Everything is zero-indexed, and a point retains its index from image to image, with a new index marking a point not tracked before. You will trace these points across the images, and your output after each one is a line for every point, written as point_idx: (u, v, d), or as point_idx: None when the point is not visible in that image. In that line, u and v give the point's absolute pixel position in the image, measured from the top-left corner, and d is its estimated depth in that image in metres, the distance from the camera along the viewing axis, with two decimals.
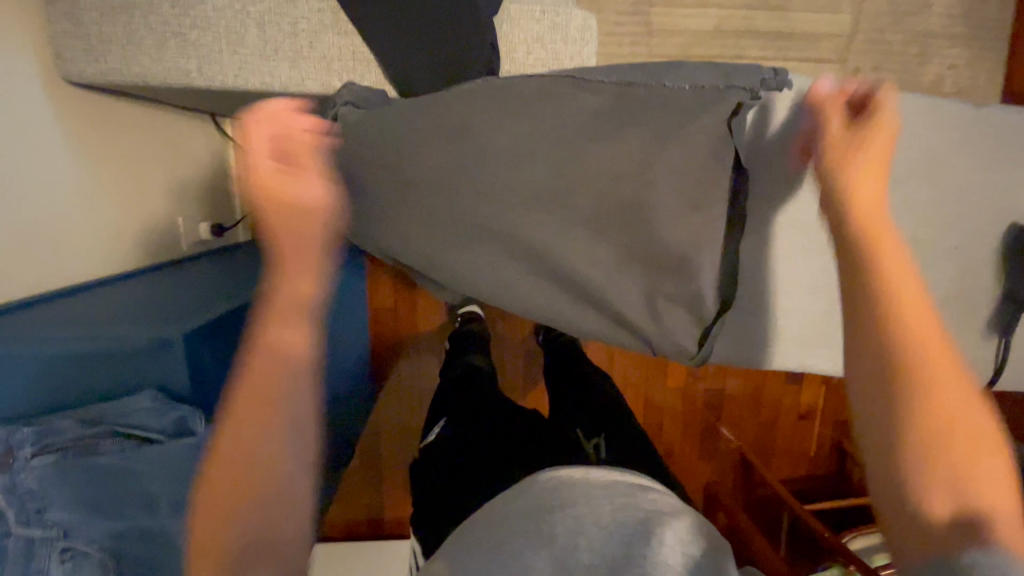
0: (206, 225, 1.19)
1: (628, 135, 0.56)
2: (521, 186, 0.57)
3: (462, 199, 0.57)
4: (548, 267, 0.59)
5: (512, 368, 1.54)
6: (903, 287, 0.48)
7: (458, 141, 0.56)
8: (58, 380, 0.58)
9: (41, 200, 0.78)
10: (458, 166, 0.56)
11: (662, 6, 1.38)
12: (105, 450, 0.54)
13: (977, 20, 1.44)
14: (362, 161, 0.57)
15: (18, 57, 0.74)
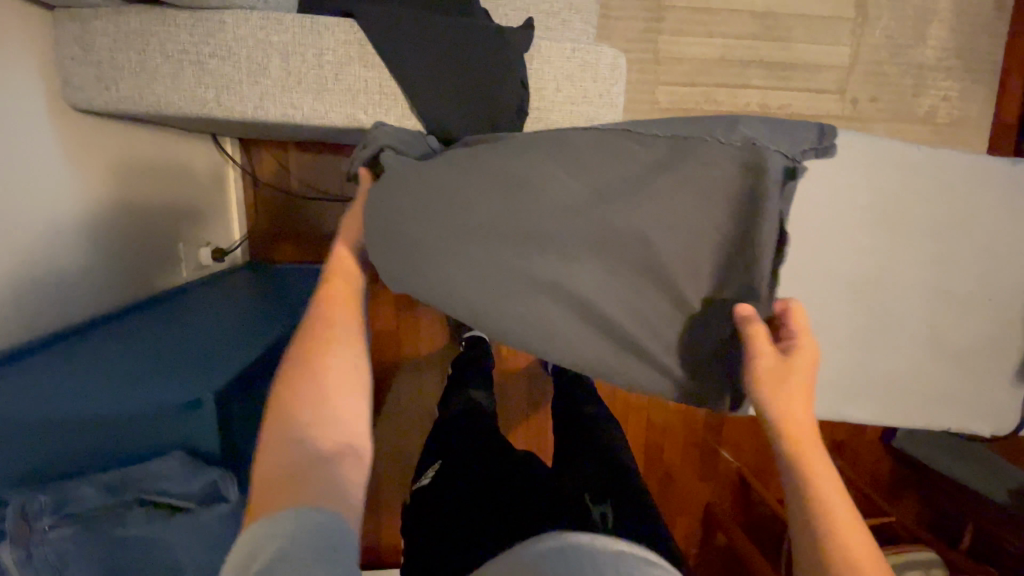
0: (206, 249, 1.14)
1: (681, 189, 0.55)
2: (573, 237, 0.55)
3: (515, 248, 0.55)
4: (597, 317, 0.57)
5: (513, 393, 1.51)
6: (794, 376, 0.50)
7: (512, 191, 0.55)
8: (78, 442, 0.54)
9: (46, 233, 0.74)
10: (512, 216, 0.55)
11: (669, 35, 1.39)
12: (130, 522, 0.50)
13: (969, 53, 1.49)
14: (411, 205, 0.54)
15: (25, 80, 0.70)
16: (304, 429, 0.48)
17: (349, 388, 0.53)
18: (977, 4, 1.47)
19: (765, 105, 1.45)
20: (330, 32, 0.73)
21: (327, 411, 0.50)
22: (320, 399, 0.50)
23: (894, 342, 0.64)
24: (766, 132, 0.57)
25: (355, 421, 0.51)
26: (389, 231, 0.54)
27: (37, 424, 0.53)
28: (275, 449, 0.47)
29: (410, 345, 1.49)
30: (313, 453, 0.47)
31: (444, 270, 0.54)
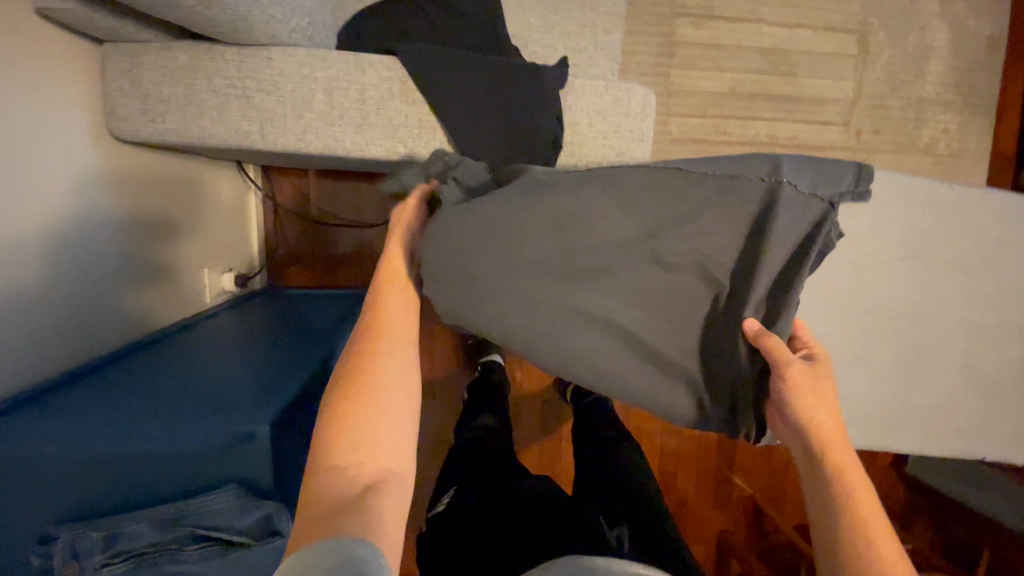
0: (229, 276, 1.14)
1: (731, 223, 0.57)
2: (622, 269, 0.57)
3: (562, 281, 0.56)
4: (647, 347, 0.58)
5: (528, 419, 1.50)
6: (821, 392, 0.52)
7: (561, 227, 0.56)
8: (126, 475, 0.54)
9: (85, 261, 0.74)
10: (562, 249, 0.56)
11: (680, 69, 1.44)
12: (184, 558, 0.50)
13: (967, 88, 1.55)
14: (468, 244, 0.54)
15: (73, 112, 0.71)
16: (344, 460, 0.47)
17: (391, 414, 0.51)
18: (972, 42, 1.54)
19: (773, 136, 1.49)
20: (373, 69, 0.76)
21: (368, 438, 0.49)
22: (363, 429, 0.49)
23: (928, 372, 0.66)
24: (812, 173, 0.59)
25: (395, 450, 0.50)
26: (443, 264, 0.54)
27: (84, 457, 0.53)
28: (315, 482, 0.46)
29: (425, 370, 1.48)
30: (350, 485, 0.45)
31: (501, 307, 0.55)
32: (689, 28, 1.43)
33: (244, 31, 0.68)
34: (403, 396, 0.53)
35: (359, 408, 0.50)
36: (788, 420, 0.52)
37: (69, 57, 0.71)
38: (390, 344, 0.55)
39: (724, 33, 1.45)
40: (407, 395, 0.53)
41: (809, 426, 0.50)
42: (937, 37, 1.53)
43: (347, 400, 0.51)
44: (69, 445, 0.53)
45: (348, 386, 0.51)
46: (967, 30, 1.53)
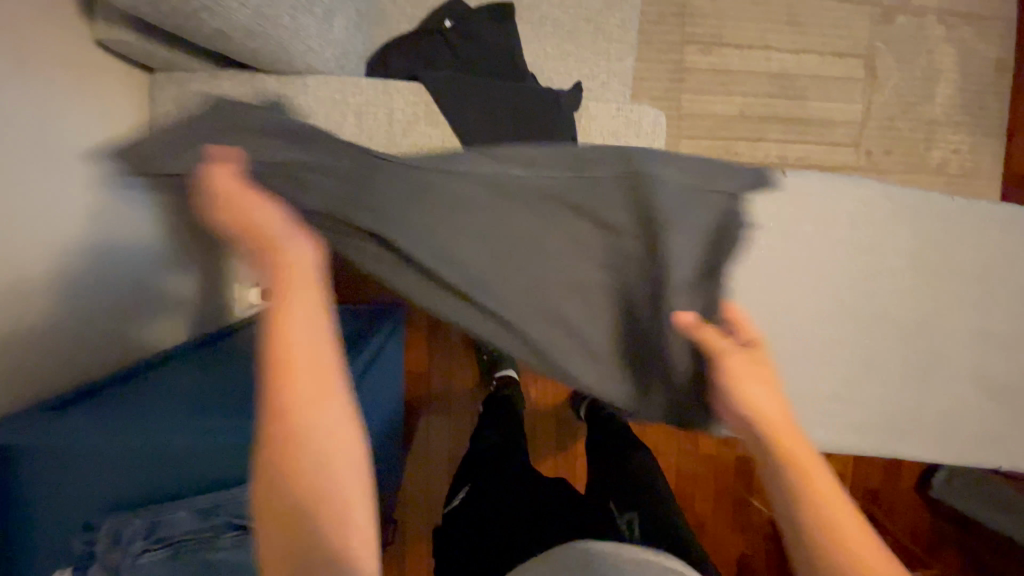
0: (258, 290, 1.19)
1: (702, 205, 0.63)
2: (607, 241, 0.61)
3: (527, 279, 0.62)
4: None
5: (543, 433, 1.51)
6: (761, 383, 0.55)
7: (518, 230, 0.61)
8: (166, 467, 0.57)
9: (127, 272, 0.79)
10: (518, 254, 0.61)
11: (690, 93, 1.49)
12: (221, 545, 0.55)
13: (977, 110, 1.57)
14: (465, 229, 0.60)
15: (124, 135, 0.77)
16: (293, 524, 0.45)
17: (330, 454, 0.46)
18: (980, 65, 1.57)
19: (783, 156, 1.52)
20: (400, 95, 0.81)
21: (314, 485, 0.46)
22: (303, 489, 0.46)
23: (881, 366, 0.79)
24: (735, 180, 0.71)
25: (349, 479, 0.47)
26: (447, 248, 0.59)
27: (124, 451, 0.55)
28: (276, 548, 0.46)
29: (441, 385, 1.50)
30: (310, 538, 0.45)
31: (506, 282, 0.61)
32: (699, 55, 1.48)
33: (284, 61, 0.74)
34: (339, 426, 0.47)
35: (289, 457, 0.46)
36: (733, 411, 0.56)
37: (122, 85, 0.77)
38: (293, 385, 0.46)
39: (733, 59, 1.50)
40: (343, 425, 0.47)
41: (758, 420, 0.54)
42: (945, 60, 1.56)
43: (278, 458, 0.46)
44: (111, 440, 0.55)
45: (274, 446, 0.46)
46: (975, 53, 1.56)
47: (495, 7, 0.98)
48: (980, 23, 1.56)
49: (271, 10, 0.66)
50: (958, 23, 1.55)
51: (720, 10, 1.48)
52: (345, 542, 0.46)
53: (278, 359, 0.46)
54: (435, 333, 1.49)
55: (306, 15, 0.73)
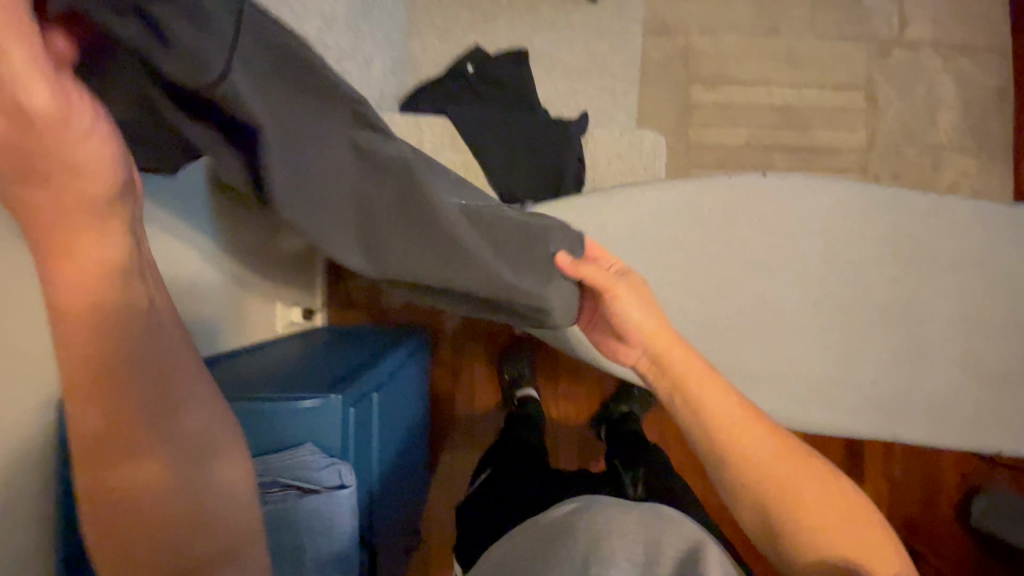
0: (297, 310, 1.31)
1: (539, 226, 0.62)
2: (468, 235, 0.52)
3: (387, 226, 0.46)
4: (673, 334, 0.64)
5: (565, 443, 1.55)
6: (647, 309, 0.66)
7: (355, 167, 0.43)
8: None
9: (191, 282, 0.90)
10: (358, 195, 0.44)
11: (697, 128, 1.59)
12: (267, 499, 0.59)
13: (982, 134, 1.62)
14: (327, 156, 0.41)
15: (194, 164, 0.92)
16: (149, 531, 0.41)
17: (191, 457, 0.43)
18: (981, 93, 1.63)
19: None
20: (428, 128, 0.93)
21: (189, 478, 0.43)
22: (155, 490, 0.41)
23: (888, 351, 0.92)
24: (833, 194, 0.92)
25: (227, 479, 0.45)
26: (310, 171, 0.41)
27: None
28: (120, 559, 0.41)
29: (465, 406, 1.56)
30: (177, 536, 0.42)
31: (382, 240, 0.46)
32: (703, 93, 1.59)
33: None
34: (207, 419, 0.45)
35: (109, 465, 0.40)
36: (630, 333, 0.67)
37: None
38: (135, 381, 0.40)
39: (737, 94, 1.60)
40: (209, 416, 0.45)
41: (645, 333, 0.66)
42: (945, 90, 1.63)
43: (114, 468, 0.40)
44: None
45: (108, 456, 0.40)
46: (974, 82, 1.63)
47: (511, 54, 1.11)
48: (977, 54, 1.63)
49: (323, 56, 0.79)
50: (955, 56, 1.63)
51: (721, 53, 1.59)
52: (234, 523, 0.45)
53: (81, 376, 0.38)
54: (460, 353, 1.57)
55: (350, 62, 0.86)
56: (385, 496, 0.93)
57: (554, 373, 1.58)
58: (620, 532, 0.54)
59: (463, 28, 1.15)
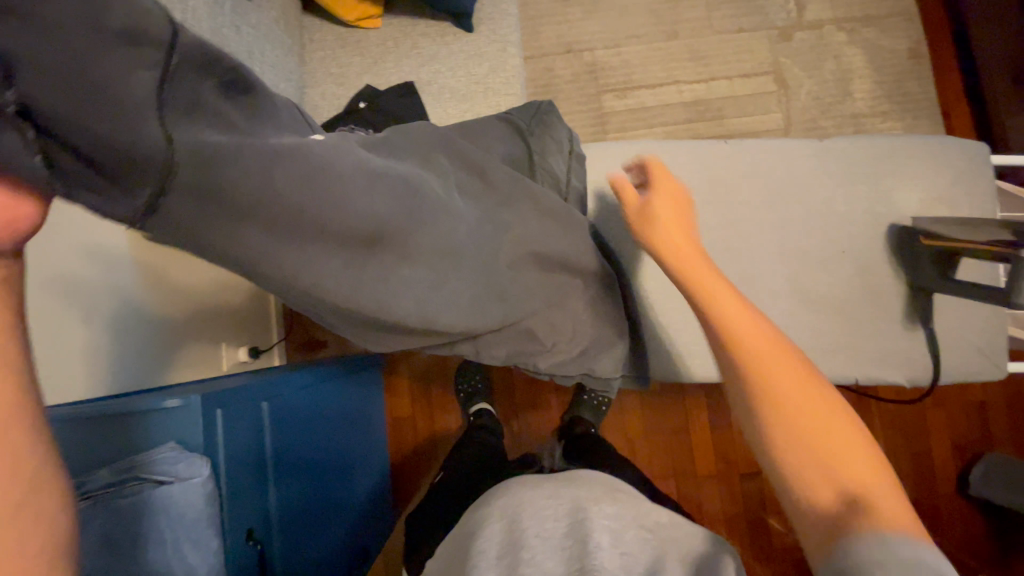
0: (246, 348, 1.36)
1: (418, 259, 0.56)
2: (334, 288, 0.50)
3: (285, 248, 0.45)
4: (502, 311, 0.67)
5: (527, 435, 1.57)
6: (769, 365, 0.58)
7: (267, 143, 0.41)
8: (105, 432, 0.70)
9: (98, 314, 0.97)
10: (291, 144, 0.43)
11: (614, 133, 1.60)
12: (127, 493, 0.64)
13: (900, 90, 1.58)
14: (218, 212, 0.40)
15: None
16: None
17: None
18: (891, 54, 1.60)
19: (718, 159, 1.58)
20: None
21: None
22: None
23: (883, 315, 0.77)
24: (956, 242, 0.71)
25: None
26: (228, 241, 0.42)
27: (75, 420, 0.70)
28: None
29: (425, 426, 1.57)
30: None
31: (304, 249, 0.46)
32: (615, 100, 1.61)
33: None
34: None
35: None
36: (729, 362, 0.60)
37: None
38: None
39: (647, 97, 1.60)
40: None
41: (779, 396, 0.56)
42: (854, 60, 1.60)
43: None
44: (60, 424, 0.70)
45: None
46: (882, 49, 1.60)
47: (400, 87, 1.20)
48: (882, 24, 1.61)
49: None
50: (857, 28, 1.61)
51: (626, 62, 1.62)
52: None
53: None
54: (417, 378, 1.59)
55: None
56: (303, 501, 0.96)
57: (510, 389, 1.59)
58: (537, 514, 0.65)
59: (357, 71, 1.25)
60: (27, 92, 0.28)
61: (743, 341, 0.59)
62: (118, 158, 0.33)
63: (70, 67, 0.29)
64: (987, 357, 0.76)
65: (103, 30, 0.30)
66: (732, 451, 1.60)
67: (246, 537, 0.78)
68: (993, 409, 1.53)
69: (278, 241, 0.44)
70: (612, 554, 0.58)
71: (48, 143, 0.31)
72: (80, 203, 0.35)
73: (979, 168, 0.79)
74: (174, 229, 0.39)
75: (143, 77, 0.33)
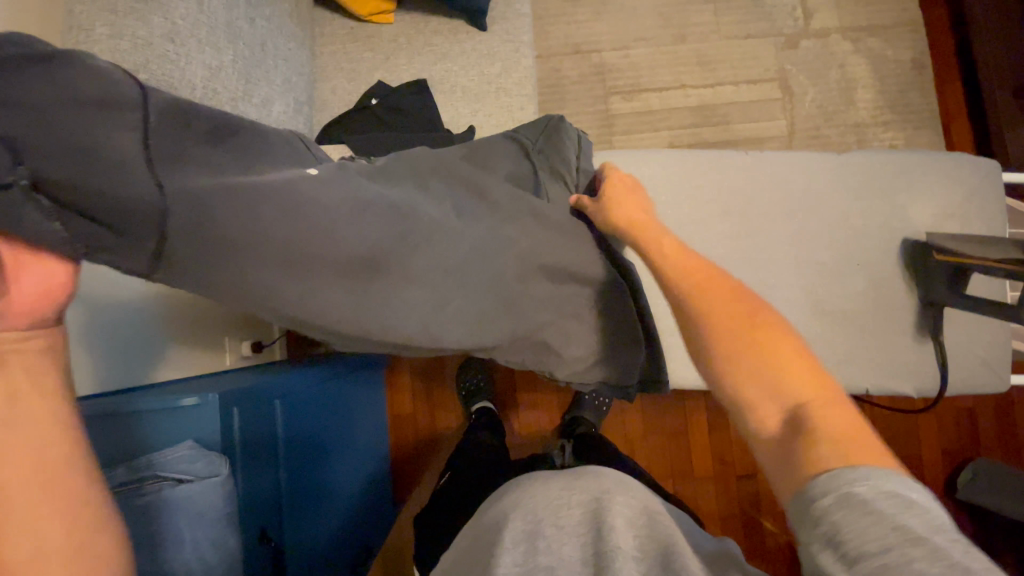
0: (248, 342, 1.34)
1: (426, 280, 0.57)
2: (343, 311, 0.51)
3: (284, 280, 0.47)
4: (520, 324, 0.68)
5: (528, 433, 1.58)
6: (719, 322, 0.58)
7: (254, 182, 0.44)
8: (112, 427, 0.69)
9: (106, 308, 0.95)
10: (277, 182, 0.45)
11: (621, 136, 1.60)
12: (145, 491, 0.64)
13: (902, 101, 1.61)
14: (223, 248, 0.43)
15: None
16: None
17: None
18: (894, 65, 1.62)
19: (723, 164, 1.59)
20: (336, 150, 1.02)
21: None
22: None
23: (894, 325, 0.79)
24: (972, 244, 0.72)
25: None
26: (237, 278, 0.45)
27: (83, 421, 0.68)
28: None
29: (426, 422, 1.57)
30: None
31: (305, 277, 0.48)
32: (622, 103, 1.61)
33: None
34: None
35: None
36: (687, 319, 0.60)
37: None
38: None
39: (654, 100, 1.61)
40: None
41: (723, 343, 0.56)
42: (858, 70, 1.62)
43: None
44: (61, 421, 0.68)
45: None
46: (886, 59, 1.62)
47: (411, 84, 1.20)
48: (886, 34, 1.63)
49: (213, 102, 0.90)
50: (862, 37, 1.63)
51: (633, 65, 1.62)
52: None
53: None
54: (419, 375, 1.59)
55: (244, 103, 0.96)
56: (312, 498, 0.96)
57: (511, 386, 1.60)
58: (550, 507, 0.65)
59: (367, 67, 1.24)
60: (31, 166, 0.34)
61: (713, 304, 0.59)
62: (116, 208, 0.38)
63: (62, 137, 0.35)
64: (990, 368, 0.78)
65: (79, 100, 0.36)
66: (728, 452, 1.62)
67: (259, 536, 0.78)
68: (982, 414, 1.57)
69: (278, 274, 0.47)
70: (627, 537, 0.60)
71: (61, 207, 0.37)
72: (101, 260, 0.41)
73: (991, 184, 0.81)
74: (188, 273, 0.44)
75: (124, 135, 0.37)
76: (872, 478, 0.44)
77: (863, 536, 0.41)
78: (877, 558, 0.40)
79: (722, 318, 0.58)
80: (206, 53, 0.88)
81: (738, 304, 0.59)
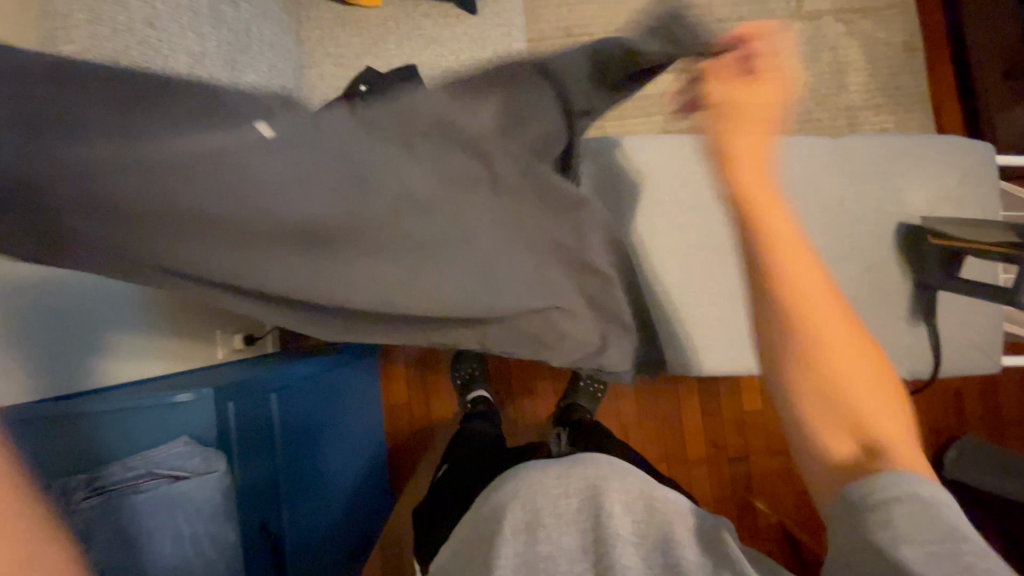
0: (240, 335, 1.32)
1: (390, 251, 0.53)
2: (290, 274, 0.50)
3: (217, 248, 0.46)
4: (513, 297, 0.63)
5: (524, 420, 1.59)
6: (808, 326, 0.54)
7: (183, 143, 0.38)
8: (97, 426, 0.68)
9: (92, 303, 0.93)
10: (211, 150, 0.39)
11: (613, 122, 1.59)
12: (141, 488, 0.63)
13: (894, 84, 1.61)
14: (139, 219, 0.42)
15: None
16: None
17: None
18: (886, 48, 1.61)
19: None
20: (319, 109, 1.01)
21: None
22: None
23: (887, 311, 0.79)
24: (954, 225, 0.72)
25: None
26: (171, 244, 0.45)
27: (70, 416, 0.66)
28: None
29: (422, 412, 1.57)
30: None
31: (239, 247, 0.46)
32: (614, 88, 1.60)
33: None
34: None
35: None
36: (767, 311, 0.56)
37: None
38: None
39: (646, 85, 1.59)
40: None
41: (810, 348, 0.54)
42: (850, 53, 1.61)
43: None
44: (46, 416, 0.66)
45: None
46: (878, 42, 1.61)
47: (401, 69, 1.17)
48: (879, 16, 1.62)
49: None
50: (854, 19, 1.62)
51: None
52: None
53: None
54: (414, 365, 1.58)
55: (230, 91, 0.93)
56: (310, 489, 0.97)
57: (506, 374, 1.60)
58: (548, 495, 0.65)
59: (356, 52, 1.21)
60: None
61: (794, 298, 0.54)
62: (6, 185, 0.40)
63: None
64: (980, 350, 0.79)
65: None
66: (721, 436, 1.64)
67: (257, 529, 0.79)
68: (968, 394, 1.60)
69: (207, 238, 0.45)
70: (625, 523, 0.60)
71: None
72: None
73: (984, 168, 0.81)
74: (112, 237, 0.44)
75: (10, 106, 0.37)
76: (927, 493, 0.48)
77: (914, 541, 0.46)
78: (937, 559, 0.45)
79: (796, 318, 0.54)
80: (188, 39, 0.85)
81: (831, 303, 0.55)
